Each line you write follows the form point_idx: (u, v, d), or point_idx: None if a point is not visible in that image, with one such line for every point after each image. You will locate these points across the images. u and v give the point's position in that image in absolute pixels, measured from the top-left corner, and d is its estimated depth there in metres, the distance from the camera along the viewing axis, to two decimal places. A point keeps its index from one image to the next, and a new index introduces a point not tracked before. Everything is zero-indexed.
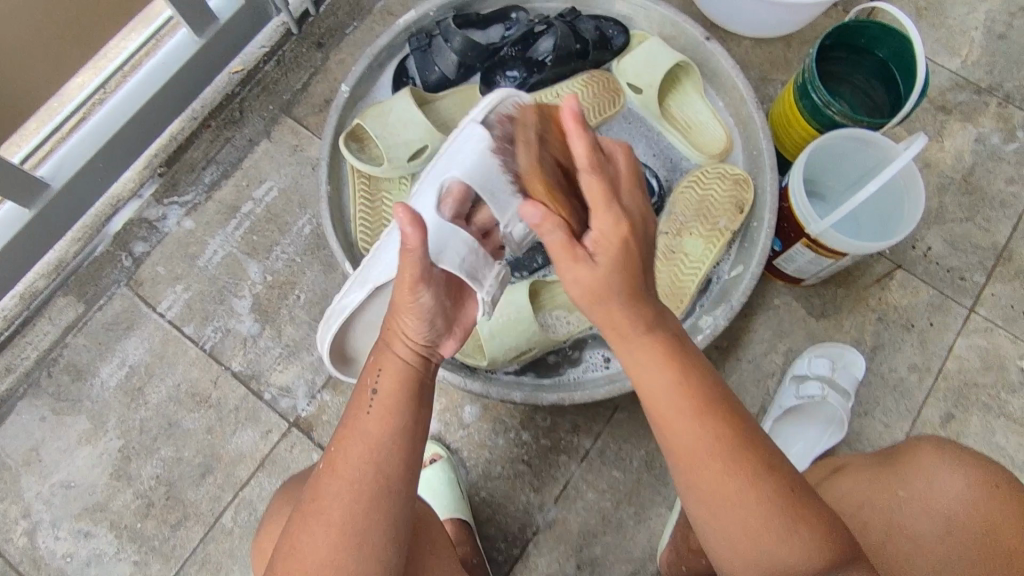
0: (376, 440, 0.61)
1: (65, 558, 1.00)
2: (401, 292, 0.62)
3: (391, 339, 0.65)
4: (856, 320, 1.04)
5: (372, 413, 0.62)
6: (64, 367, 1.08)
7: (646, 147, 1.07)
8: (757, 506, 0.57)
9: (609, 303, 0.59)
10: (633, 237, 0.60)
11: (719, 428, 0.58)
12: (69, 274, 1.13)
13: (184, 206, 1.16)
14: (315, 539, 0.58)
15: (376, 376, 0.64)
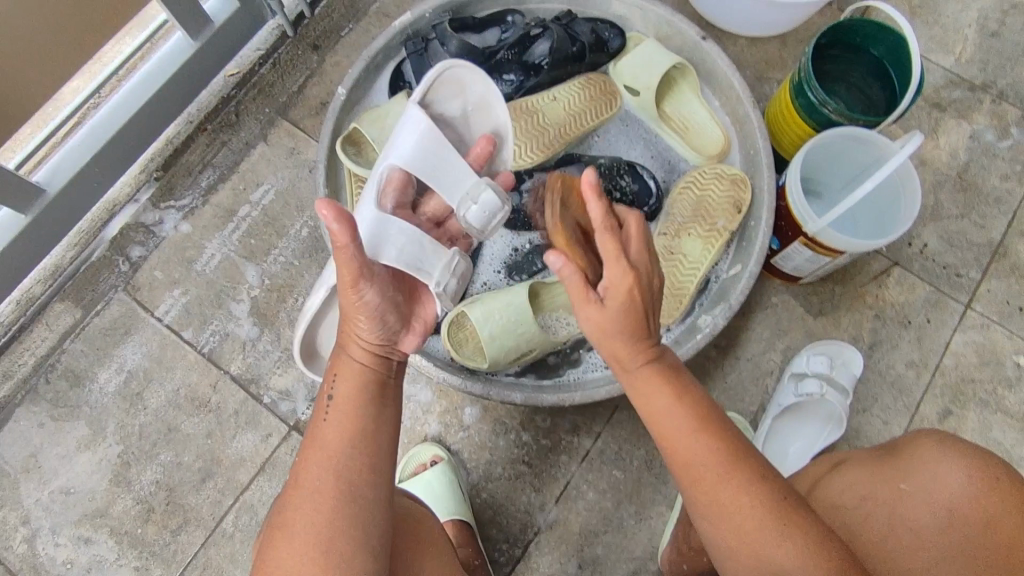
0: (331, 445, 0.62)
1: (65, 564, 1.00)
2: (345, 294, 0.64)
3: (346, 345, 0.68)
4: (854, 317, 1.04)
5: (329, 421, 0.64)
6: (62, 373, 1.08)
7: (643, 150, 1.08)
8: (749, 507, 0.59)
9: (612, 339, 0.63)
10: (639, 292, 0.61)
11: (721, 445, 0.61)
12: (66, 279, 1.12)
13: (181, 210, 1.15)
14: (285, 552, 0.59)
15: (334, 383, 0.67)
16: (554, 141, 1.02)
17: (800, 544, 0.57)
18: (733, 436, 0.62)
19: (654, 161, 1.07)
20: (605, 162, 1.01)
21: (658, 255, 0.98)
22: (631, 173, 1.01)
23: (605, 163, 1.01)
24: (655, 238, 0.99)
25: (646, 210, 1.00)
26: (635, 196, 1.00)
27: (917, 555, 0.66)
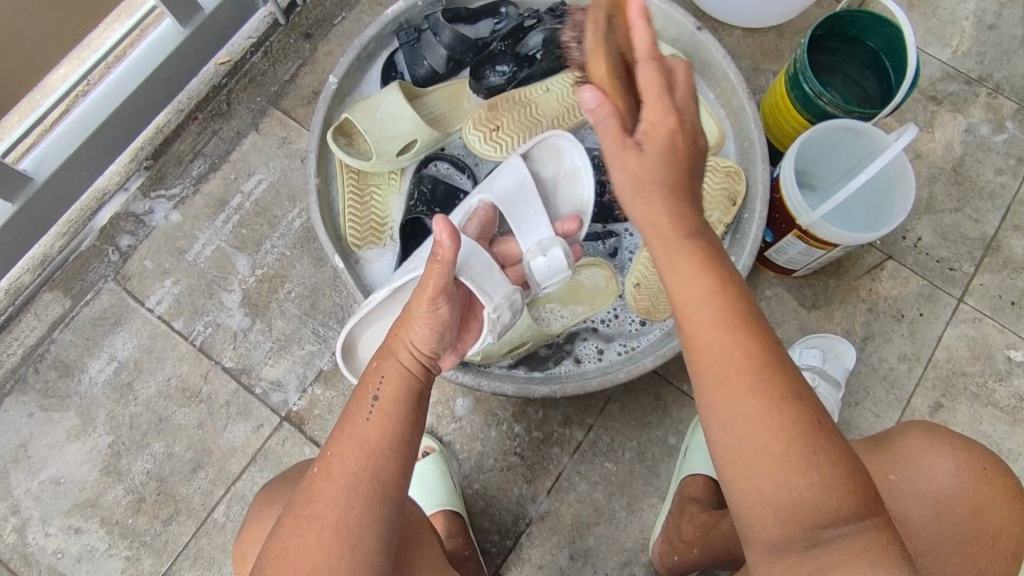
0: (370, 446, 0.62)
1: (55, 554, 0.99)
2: (419, 302, 0.66)
3: (394, 345, 0.68)
4: (847, 311, 1.04)
5: (371, 420, 0.63)
6: (51, 363, 1.07)
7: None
8: (762, 434, 0.52)
9: (649, 193, 0.58)
10: (682, 133, 0.58)
11: (757, 377, 0.53)
12: (56, 268, 1.11)
13: (171, 199, 1.14)
14: (307, 538, 0.59)
15: (379, 384, 0.66)
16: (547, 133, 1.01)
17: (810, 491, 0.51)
18: (767, 346, 0.54)
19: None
20: None
21: None
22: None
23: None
24: None
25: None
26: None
27: (903, 541, 0.66)
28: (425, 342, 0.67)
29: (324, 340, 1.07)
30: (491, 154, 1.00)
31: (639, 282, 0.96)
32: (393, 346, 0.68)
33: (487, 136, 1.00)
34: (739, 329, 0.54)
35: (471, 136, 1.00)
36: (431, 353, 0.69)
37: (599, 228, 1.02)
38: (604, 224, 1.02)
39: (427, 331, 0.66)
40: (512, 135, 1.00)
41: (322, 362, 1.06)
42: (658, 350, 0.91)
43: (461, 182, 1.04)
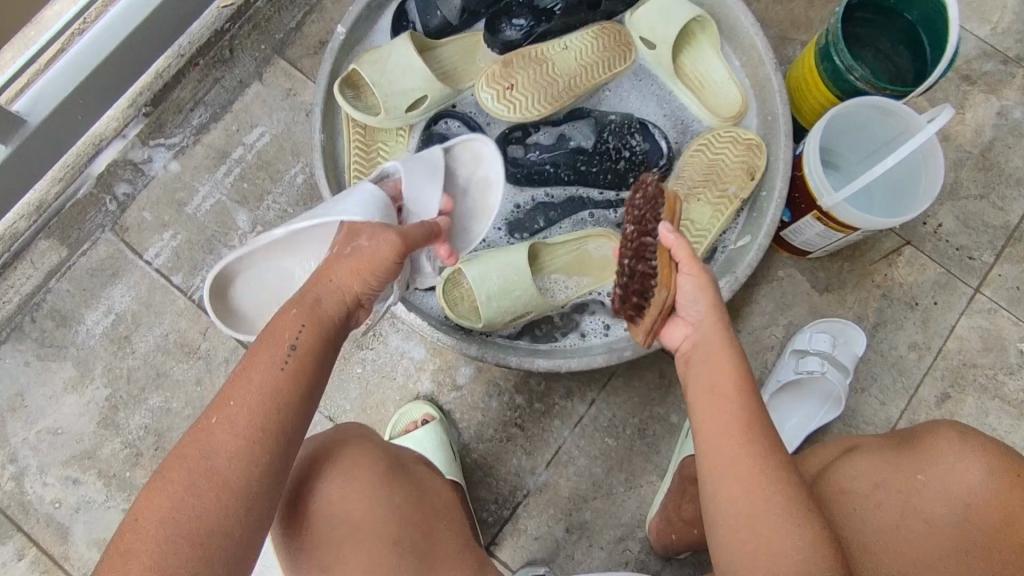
0: (273, 381, 0.57)
1: (53, 504, 0.99)
2: (358, 264, 0.65)
3: (322, 281, 0.65)
4: (859, 296, 1.02)
5: (284, 370, 0.58)
6: (48, 313, 1.05)
7: (656, 107, 1.01)
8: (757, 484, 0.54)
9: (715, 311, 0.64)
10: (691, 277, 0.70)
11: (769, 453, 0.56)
12: (52, 216, 1.08)
13: (171, 148, 1.11)
14: (195, 494, 0.51)
15: (296, 333, 0.60)
16: (563, 95, 0.96)
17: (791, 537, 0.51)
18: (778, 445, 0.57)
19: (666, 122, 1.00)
20: (616, 119, 0.97)
21: None
22: (642, 132, 0.96)
23: (616, 120, 0.97)
24: None
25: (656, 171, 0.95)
26: (643, 156, 0.96)
27: (924, 546, 0.60)
28: (359, 291, 0.65)
29: None
30: (504, 114, 0.95)
31: None
32: (318, 285, 0.64)
33: (499, 94, 0.95)
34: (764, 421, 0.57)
35: (484, 94, 0.96)
36: (361, 304, 0.67)
37: (611, 196, 0.98)
38: (615, 192, 0.98)
39: (367, 279, 0.65)
40: (526, 93, 0.95)
41: None
42: None
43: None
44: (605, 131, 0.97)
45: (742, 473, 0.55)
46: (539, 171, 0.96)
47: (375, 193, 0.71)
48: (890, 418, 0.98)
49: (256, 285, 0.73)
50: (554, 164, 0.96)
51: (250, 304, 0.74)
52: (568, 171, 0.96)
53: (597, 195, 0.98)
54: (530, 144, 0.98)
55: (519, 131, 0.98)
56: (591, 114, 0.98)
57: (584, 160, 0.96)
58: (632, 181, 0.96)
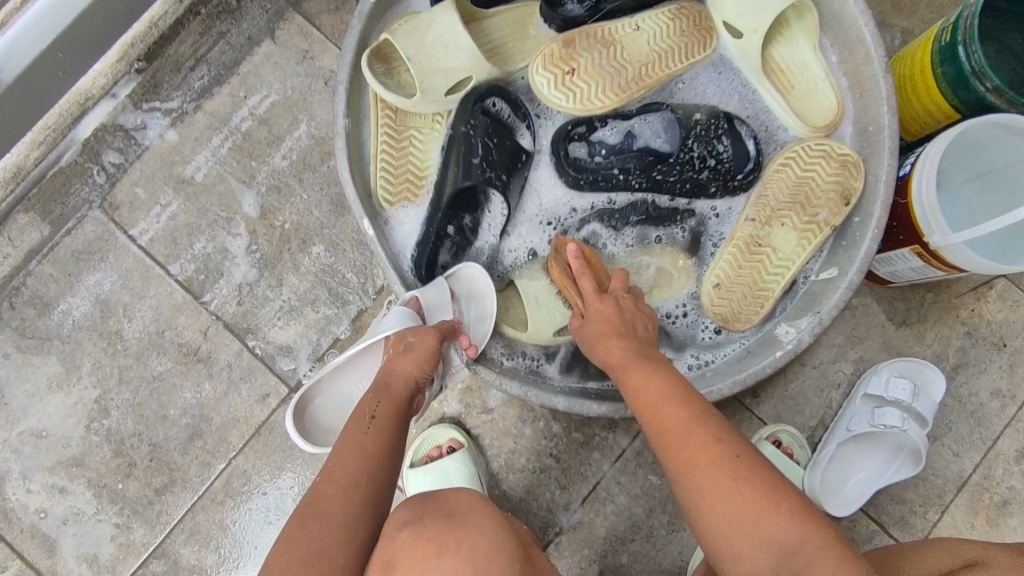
0: (381, 449, 0.60)
1: (38, 513, 0.90)
2: (410, 360, 0.68)
3: (387, 372, 0.68)
4: (941, 332, 0.90)
5: (369, 435, 0.61)
6: (28, 300, 0.93)
7: (740, 102, 0.86)
8: (704, 466, 0.56)
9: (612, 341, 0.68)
10: (619, 320, 0.70)
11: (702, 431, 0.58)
12: (30, 187, 0.95)
13: (168, 114, 0.96)
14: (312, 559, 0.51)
15: (374, 407, 0.64)
16: (631, 84, 0.82)
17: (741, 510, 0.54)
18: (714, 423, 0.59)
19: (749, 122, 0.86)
20: (700, 118, 0.84)
21: (743, 245, 0.82)
22: (729, 135, 0.84)
23: (701, 119, 0.84)
24: (741, 224, 0.82)
25: (741, 180, 0.83)
26: (729, 164, 0.83)
27: None
28: (418, 378, 0.69)
29: (342, 304, 0.93)
30: (561, 102, 0.81)
31: (719, 281, 0.82)
32: (384, 374, 0.68)
33: (557, 79, 0.81)
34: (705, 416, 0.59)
35: (537, 77, 0.82)
36: (423, 389, 0.70)
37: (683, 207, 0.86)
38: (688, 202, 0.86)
39: (424, 365, 0.69)
40: (589, 79, 0.81)
41: (339, 329, 0.93)
42: (740, 370, 0.77)
43: (523, 136, 0.86)
44: (689, 136, 0.84)
45: (689, 454, 0.57)
46: (605, 176, 0.84)
47: (406, 310, 0.74)
48: (962, 472, 0.88)
49: (328, 410, 0.77)
50: (624, 169, 0.84)
51: (326, 429, 0.77)
52: (640, 179, 0.84)
53: (666, 205, 0.86)
54: (595, 142, 0.86)
55: (583, 126, 0.84)
56: (671, 110, 0.84)
57: (660, 166, 0.84)
58: (712, 191, 0.84)
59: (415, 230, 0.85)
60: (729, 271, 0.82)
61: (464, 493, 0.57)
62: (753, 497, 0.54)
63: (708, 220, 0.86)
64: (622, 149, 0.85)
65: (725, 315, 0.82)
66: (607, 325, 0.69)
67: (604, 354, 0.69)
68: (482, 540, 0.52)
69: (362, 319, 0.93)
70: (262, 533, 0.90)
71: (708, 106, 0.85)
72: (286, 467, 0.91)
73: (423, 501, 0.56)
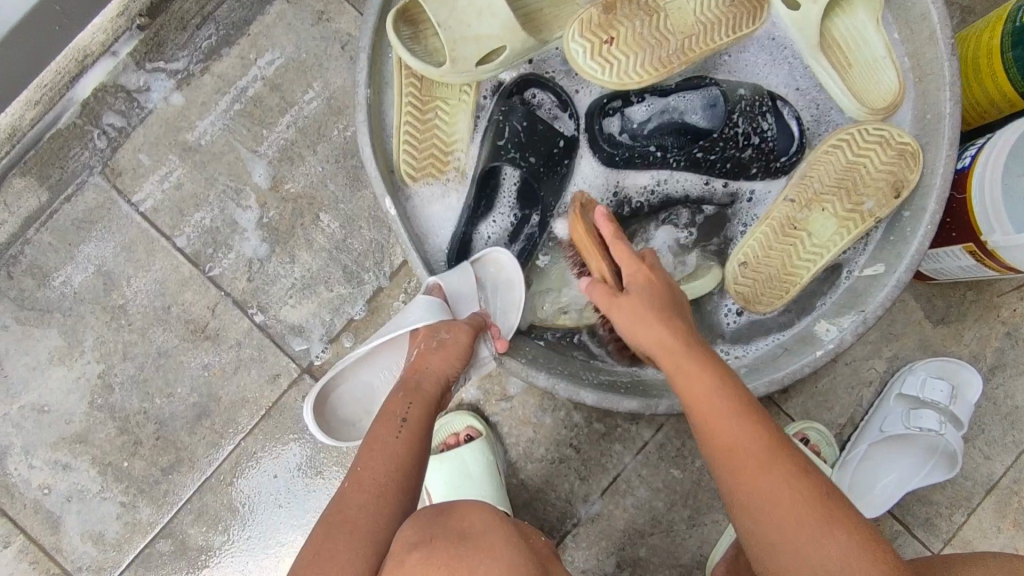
0: (403, 455, 0.60)
1: (41, 490, 0.88)
2: (442, 357, 0.69)
3: (418, 370, 0.68)
4: (981, 332, 0.87)
5: (399, 438, 0.61)
6: (26, 269, 0.89)
7: (786, 78, 0.83)
8: (779, 490, 0.53)
9: (680, 356, 0.60)
10: (648, 294, 0.64)
11: (779, 458, 0.54)
12: (27, 148, 0.89)
13: (173, 75, 0.90)
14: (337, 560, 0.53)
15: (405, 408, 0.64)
16: (673, 58, 0.76)
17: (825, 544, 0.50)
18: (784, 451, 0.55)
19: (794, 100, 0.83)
20: (746, 94, 0.81)
21: (778, 226, 0.78)
22: (773, 113, 0.81)
23: (746, 95, 0.81)
24: (779, 203, 0.78)
25: (784, 162, 0.81)
26: (772, 142, 0.81)
27: None
28: (448, 376, 0.69)
29: (357, 283, 0.89)
30: (597, 74, 0.76)
31: (745, 260, 0.79)
32: (417, 371, 0.68)
33: (593, 48, 0.75)
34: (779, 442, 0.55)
35: (573, 44, 0.75)
36: (452, 387, 0.70)
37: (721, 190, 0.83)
38: (728, 181, 0.83)
39: (455, 363, 0.69)
40: (629, 51, 0.75)
41: (353, 310, 0.89)
42: (774, 372, 0.73)
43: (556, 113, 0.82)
44: (735, 111, 0.80)
45: (759, 476, 0.54)
46: (643, 153, 0.81)
47: (431, 299, 0.72)
48: (993, 475, 0.86)
49: (347, 399, 0.75)
50: (661, 146, 0.81)
51: (349, 419, 0.75)
52: (677, 156, 0.81)
53: (704, 187, 0.83)
54: (631, 117, 0.83)
55: (619, 100, 0.82)
56: (718, 87, 0.80)
57: (700, 144, 0.81)
58: (753, 172, 0.81)
59: (447, 215, 0.82)
60: (760, 253, 0.78)
61: (479, 508, 0.55)
62: (808, 521, 0.51)
63: (749, 204, 0.84)
64: (660, 125, 0.82)
65: (749, 297, 0.79)
66: (660, 333, 0.62)
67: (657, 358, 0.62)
68: (493, 564, 0.49)
69: (378, 299, 0.89)
70: (271, 516, 0.88)
71: (753, 83, 0.82)
72: (297, 449, 0.88)
73: (436, 517, 0.54)
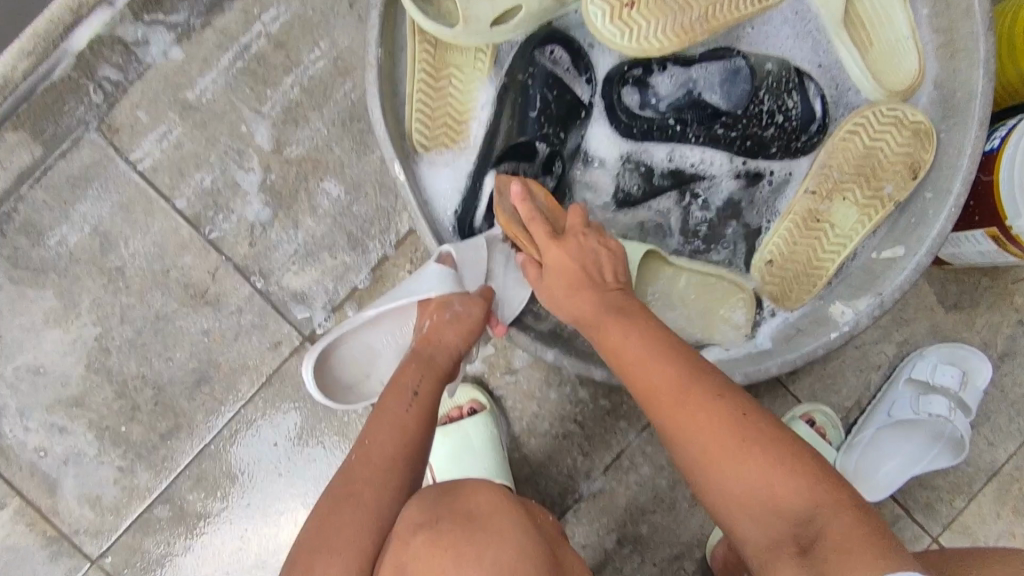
0: (411, 430, 0.61)
1: (37, 452, 0.87)
2: (455, 329, 0.68)
3: (430, 344, 0.67)
4: (992, 319, 0.86)
5: (410, 411, 0.62)
6: (20, 227, 0.86)
7: (809, 53, 0.80)
8: (711, 425, 0.55)
9: (584, 292, 0.63)
10: (561, 260, 0.64)
11: (708, 389, 0.56)
12: (20, 101, 0.86)
13: (173, 29, 0.86)
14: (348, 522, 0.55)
15: (417, 383, 0.64)
16: (695, 24, 0.73)
17: (754, 475, 0.53)
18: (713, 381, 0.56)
19: (817, 78, 0.80)
20: (774, 68, 0.78)
21: (800, 219, 0.77)
22: (800, 91, 0.78)
23: (773, 70, 0.78)
24: (800, 197, 0.77)
25: (804, 141, 0.78)
26: (796, 121, 0.78)
27: None
28: (460, 350, 0.69)
29: (361, 252, 0.87)
30: (615, 40, 0.72)
31: (772, 258, 0.78)
32: (429, 343, 0.67)
33: (613, 12, 0.71)
34: (708, 374, 0.57)
35: (592, 6, 0.71)
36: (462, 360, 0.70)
37: (741, 167, 0.81)
38: (748, 160, 0.81)
39: (468, 337, 0.69)
40: (650, 17, 0.72)
41: (357, 279, 0.87)
42: (785, 355, 0.72)
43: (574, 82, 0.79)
44: (760, 87, 0.78)
45: (693, 414, 0.55)
46: (662, 127, 0.79)
47: (444, 268, 0.69)
48: (995, 462, 0.86)
49: (347, 359, 0.73)
50: (681, 121, 0.79)
51: (347, 381, 0.74)
52: (698, 132, 0.79)
53: (721, 165, 0.81)
54: (650, 90, 0.79)
55: (640, 69, 0.79)
56: (743, 59, 0.78)
57: (722, 120, 0.79)
58: (773, 151, 0.79)
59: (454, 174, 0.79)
60: (785, 248, 0.78)
61: (484, 490, 0.53)
62: (744, 452, 0.53)
63: (771, 180, 0.81)
64: (679, 100, 0.79)
65: (776, 290, 0.78)
66: (572, 275, 0.63)
67: (573, 312, 0.64)
68: (501, 554, 0.48)
69: (382, 268, 0.87)
70: (270, 484, 0.87)
71: (780, 57, 0.78)
72: (297, 418, 0.87)
73: (439, 499, 0.52)
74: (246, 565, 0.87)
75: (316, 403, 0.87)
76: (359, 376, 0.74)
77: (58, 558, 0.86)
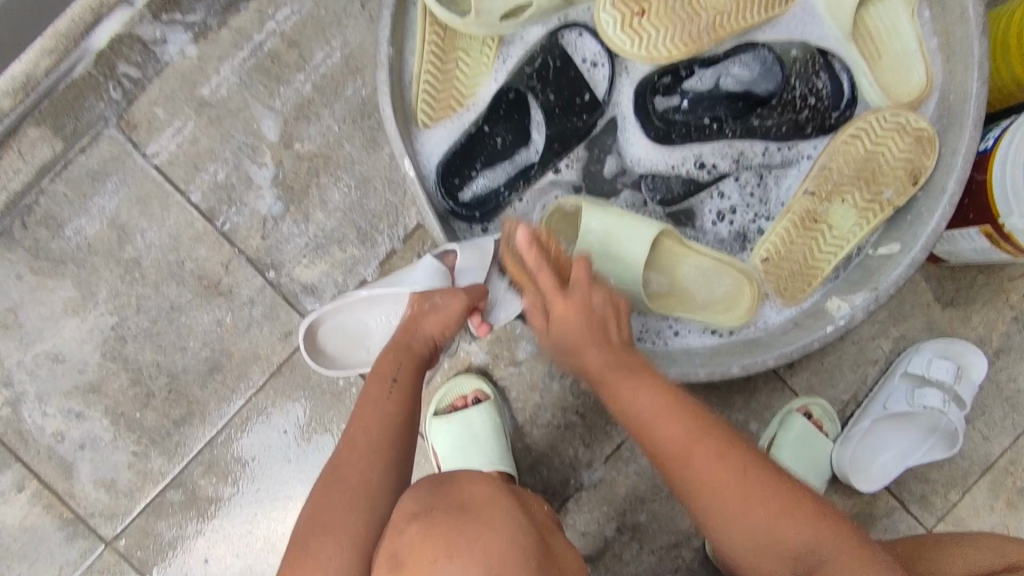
0: (392, 412, 0.66)
1: (55, 437, 0.89)
2: (430, 321, 0.71)
3: (411, 329, 0.72)
4: (988, 316, 0.87)
5: (392, 398, 0.67)
6: (41, 219, 0.89)
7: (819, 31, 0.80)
8: (701, 446, 0.61)
9: (591, 347, 0.67)
10: (595, 309, 0.68)
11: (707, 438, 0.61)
12: (40, 98, 0.88)
13: (189, 28, 0.89)
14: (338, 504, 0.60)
15: (396, 370, 0.69)
16: (703, 34, 0.76)
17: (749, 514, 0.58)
18: (700, 421, 0.62)
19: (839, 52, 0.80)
20: (799, 55, 0.80)
21: (798, 220, 0.79)
22: (827, 71, 0.80)
23: (799, 56, 0.80)
24: (799, 197, 0.79)
25: (835, 118, 0.80)
26: (826, 100, 0.80)
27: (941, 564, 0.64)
28: (437, 339, 0.73)
29: (370, 245, 0.90)
30: (625, 47, 0.76)
31: (767, 255, 0.79)
32: (406, 334, 0.72)
33: (624, 20, 0.75)
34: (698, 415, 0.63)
35: (604, 14, 0.75)
36: (440, 346, 0.74)
37: (778, 155, 0.82)
38: (783, 146, 0.82)
39: (445, 329, 0.72)
40: (660, 25, 0.75)
41: (366, 272, 0.90)
42: (782, 347, 0.75)
43: (596, 77, 0.82)
44: (790, 75, 0.80)
45: (707, 459, 0.60)
46: (699, 127, 0.81)
47: (438, 265, 0.74)
48: (990, 456, 0.87)
49: (341, 333, 0.78)
50: (716, 118, 0.81)
51: (336, 347, 0.78)
52: (734, 126, 0.81)
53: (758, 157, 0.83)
54: (684, 92, 0.82)
55: (669, 76, 0.81)
56: (769, 49, 0.80)
57: (758, 111, 0.81)
58: (809, 132, 0.81)
59: (450, 140, 0.81)
60: (781, 247, 0.79)
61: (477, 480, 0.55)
62: (749, 481, 0.59)
63: (799, 165, 0.82)
64: (712, 97, 0.81)
65: (768, 287, 0.80)
66: (578, 330, 0.68)
67: (582, 360, 0.69)
68: (491, 535, 0.49)
69: (390, 262, 0.90)
70: (277, 468, 0.90)
71: (802, 43, 0.81)
72: (305, 406, 0.90)
73: (433, 490, 0.54)
74: (255, 549, 0.90)
75: (325, 391, 0.89)
76: (349, 349, 0.79)
77: (74, 539, 0.89)
